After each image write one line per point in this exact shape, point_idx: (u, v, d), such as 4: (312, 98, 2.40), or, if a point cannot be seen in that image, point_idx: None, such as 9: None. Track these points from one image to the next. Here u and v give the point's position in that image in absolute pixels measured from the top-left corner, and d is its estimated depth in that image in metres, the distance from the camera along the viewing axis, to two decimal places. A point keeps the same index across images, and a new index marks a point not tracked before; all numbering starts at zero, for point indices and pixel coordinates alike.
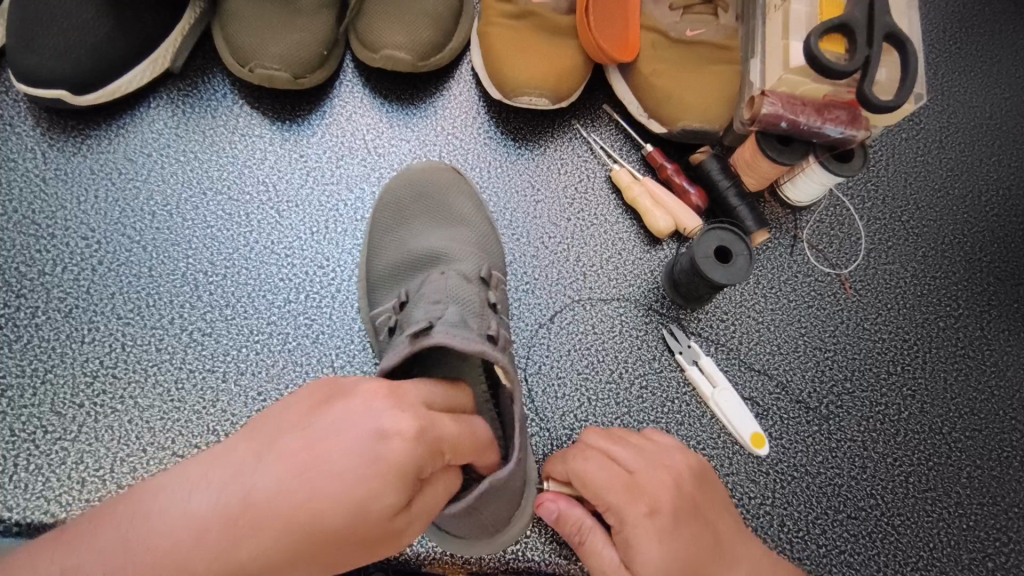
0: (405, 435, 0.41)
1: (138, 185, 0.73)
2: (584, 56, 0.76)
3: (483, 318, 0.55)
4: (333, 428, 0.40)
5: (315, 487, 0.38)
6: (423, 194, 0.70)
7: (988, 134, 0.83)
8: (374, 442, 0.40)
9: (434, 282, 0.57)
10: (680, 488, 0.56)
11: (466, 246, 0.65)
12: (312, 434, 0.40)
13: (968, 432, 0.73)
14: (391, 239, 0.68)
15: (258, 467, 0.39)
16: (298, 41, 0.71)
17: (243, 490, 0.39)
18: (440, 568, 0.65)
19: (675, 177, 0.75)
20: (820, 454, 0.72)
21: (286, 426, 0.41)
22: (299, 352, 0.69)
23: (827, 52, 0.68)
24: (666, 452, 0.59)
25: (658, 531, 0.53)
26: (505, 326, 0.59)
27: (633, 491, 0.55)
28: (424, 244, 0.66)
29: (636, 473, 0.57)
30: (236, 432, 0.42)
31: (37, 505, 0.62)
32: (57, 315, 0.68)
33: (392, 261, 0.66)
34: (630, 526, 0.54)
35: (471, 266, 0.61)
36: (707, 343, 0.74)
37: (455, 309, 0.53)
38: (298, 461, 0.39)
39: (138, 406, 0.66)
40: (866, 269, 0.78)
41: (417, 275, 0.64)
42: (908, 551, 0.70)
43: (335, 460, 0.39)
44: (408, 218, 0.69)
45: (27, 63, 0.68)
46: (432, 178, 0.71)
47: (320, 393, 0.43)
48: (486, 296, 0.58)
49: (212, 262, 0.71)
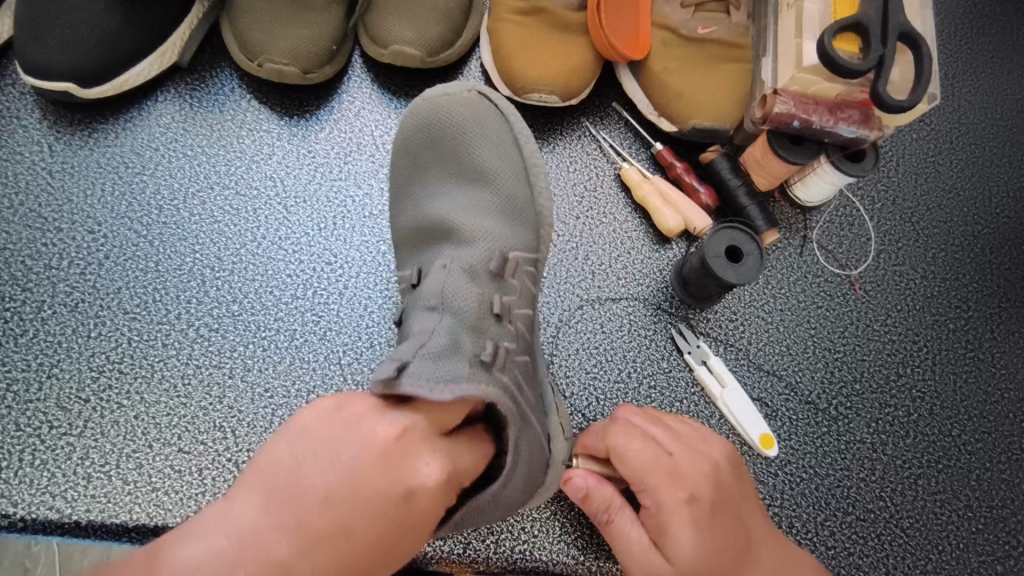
0: (431, 484, 0.44)
1: (145, 179, 0.72)
2: (595, 53, 0.75)
3: (478, 335, 0.52)
4: (355, 483, 0.42)
5: (351, 549, 0.41)
6: (440, 137, 0.63)
7: (998, 135, 0.82)
8: (403, 499, 0.43)
9: (433, 274, 0.53)
10: (717, 476, 0.56)
11: (483, 217, 0.60)
12: (335, 492, 0.41)
13: (978, 435, 0.73)
14: (410, 193, 0.65)
15: (289, 529, 0.40)
16: (307, 36, 0.71)
17: (277, 550, 0.39)
18: (447, 566, 0.64)
19: (684, 175, 0.75)
20: (829, 455, 0.71)
21: (303, 484, 0.41)
22: (306, 348, 0.69)
23: (841, 50, 0.67)
24: (707, 442, 0.59)
25: (695, 519, 0.53)
26: (510, 337, 0.55)
27: (674, 476, 0.55)
28: (437, 210, 0.61)
29: (676, 458, 0.56)
30: (249, 485, 0.41)
31: (42, 500, 0.62)
32: (63, 310, 0.68)
33: (408, 223, 0.64)
34: (668, 510, 0.54)
35: (478, 257, 0.57)
36: (716, 343, 0.74)
37: (444, 330, 0.49)
38: (329, 523, 0.40)
39: (143, 402, 0.66)
40: (876, 270, 0.77)
41: (429, 247, 0.61)
42: (916, 553, 0.69)
43: (365, 520, 0.41)
44: (426, 164, 0.64)
45: (35, 56, 0.68)
46: (451, 113, 0.63)
47: (327, 432, 0.44)
48: (488, 303, 0.54)
49: (219, 257, 0.71)
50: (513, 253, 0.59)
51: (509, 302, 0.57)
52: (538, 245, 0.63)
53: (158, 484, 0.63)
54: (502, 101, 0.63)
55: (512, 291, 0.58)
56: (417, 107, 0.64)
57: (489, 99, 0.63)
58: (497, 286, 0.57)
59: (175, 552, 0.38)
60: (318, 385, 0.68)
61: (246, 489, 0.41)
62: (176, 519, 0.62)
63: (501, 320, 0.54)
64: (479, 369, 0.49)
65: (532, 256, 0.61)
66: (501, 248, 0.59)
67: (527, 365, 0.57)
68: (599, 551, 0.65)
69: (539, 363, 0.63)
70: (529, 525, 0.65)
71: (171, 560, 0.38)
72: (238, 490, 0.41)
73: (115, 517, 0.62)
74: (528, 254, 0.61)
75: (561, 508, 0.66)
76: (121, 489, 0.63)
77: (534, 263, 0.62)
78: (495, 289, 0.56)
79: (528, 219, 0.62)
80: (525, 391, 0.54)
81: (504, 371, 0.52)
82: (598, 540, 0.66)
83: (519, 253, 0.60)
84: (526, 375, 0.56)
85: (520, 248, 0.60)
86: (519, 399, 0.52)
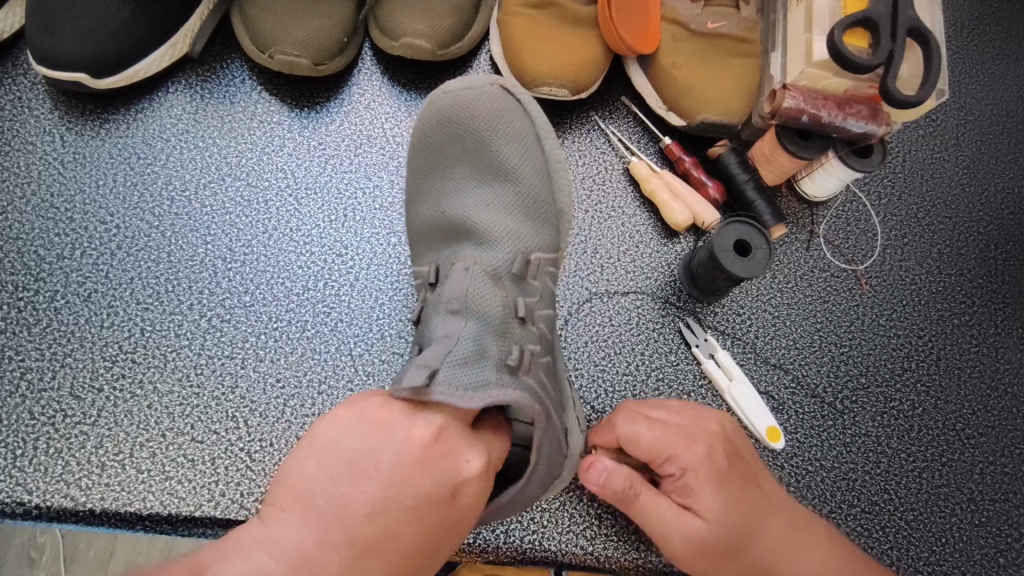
0: (473, 479, 0.46)
1: (156, 170, 0.72)
2: (605, 47, 0.75)
3: (504, 339, 0.52)
4: (397, 493, 0.43)
5: (396, 558, 0.42)
6: (465, 136, 0.63)
7: (1004, 132, 0.83)
8: (446, 499, 0.44)
9: (457, 276, 0.54)
10: (726, 435, 0.60)
11: (507, 217, 0.60)
12: (378, 504, 0.42)
13: (982, 429, 0.74)
14: (430, 188, 0.65)
15: (334, 547, 0.41)
16: (318, 28, 0.71)
17: (324, 566, 0.41)
18: (458, 556, 0.65)
19: (693, 170, 0.75)
20: (835, 448, 0.72)
21: (342, 500, 0.42)
22: (317, 340, 0.69)
23: (851, 46, 0.68)
24: (707, 411, 0.62)
25: (717, 475, 0.56)
26: (534, 339, 0.56)
27: (689, 438, 0.57)
28: (458, 206, 0.61)
29: (686, 427, 0.59)
30: (287, 503, 0.42)
31: (56, 488, 0.62)
32: (76, 299, 0.68)
33: (428, 218, 0.64)
34: (693, 470, 0.56)
35: (502, 259, 0.57)
36: (723, 336, 0.75)
37: (469, 335, 0.49)
38: (373, 537, 0.42)
39: (156, 392, 0.66)
40: (882, 265, 0.78)
41: (451, 246, 0.61)
42: (920, 546, 0.70)
43: (409, 528, 0.43)
44: (448, 160, 0.64)
45: (46, 45, 0.67)
46: (476, 111, 0.63)
47: (360, 441, 0.44)
48: (512, 307, 0.55)
49: (230, 249, 0.71)
50: (536, 255, 0.60)
51: (531, 304, 0.57)
52: (560, 246, 0.63)
53: (171, 473, 0.64)
54: (526, 97, 0.63)
55: (534, 292, 0.58)
56: (441, 102, 0.64)
57: (514, 95, 0.64)
58: (519, 288, 0.57)
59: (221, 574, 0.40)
60: (329, 376, 0.68)
61: (284, 508, 0.42)
62: (189, 508, 0.63)
63: (525, 323, 0.55)
64: (506, 375, 0.49)
65: (554, 257, 0.62)
66: (524, 250, 0.59)
67: (550, 365, 0.58)
68: (606, 541, 0.66)
69: (560, 361, 0.63)
70: (539, 516, 0.66)
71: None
72: (275, 509, 0.42)
73: (129, 506, 0.62)
74: (550, 255, 0.62)
75: (570, 499, 0.67)
76: (135, 477, 0.63)
77: (554, 262, 0.62)
78: (518, 292, 0.57)
79: (554, 219, 0.63)
80: (550, 391, 0.55)
81: (530, 373, 0.52)
82: (606, 531, 0.66)
83: (542, 254, 0.60)
84: (549, 376, 0.57)
85: (542, 250, 0.61)
86: (547, 401, 0.52)
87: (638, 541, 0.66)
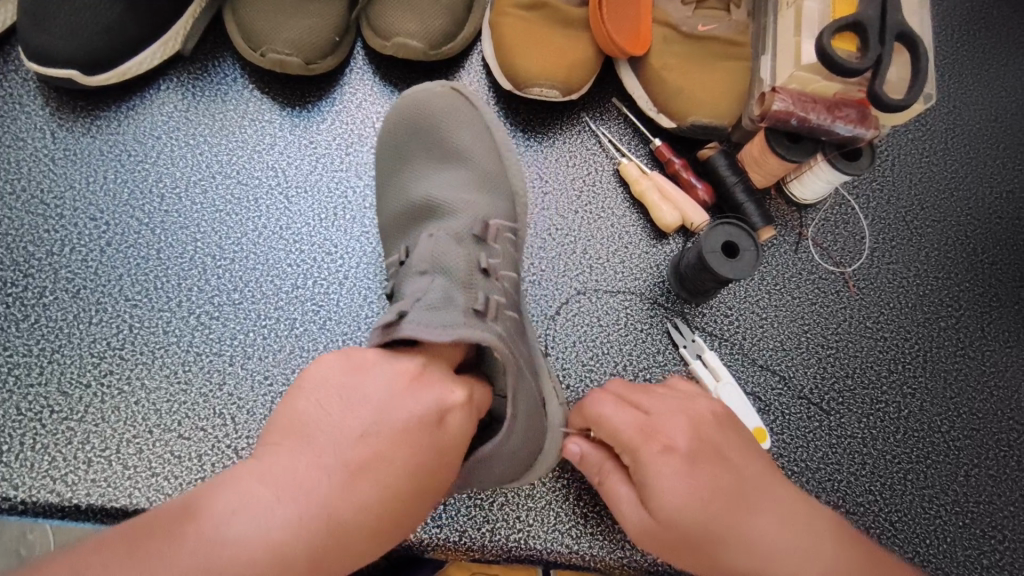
0: (460, 407, 0.48)
1: (147, 167, 0.73)
2: (595, 49, 0.75)
3: (469, 290, 0.52)
4: (384, 419, 0.44)
5: (388, 484, 0.42)
6: (424, 122, 0.64)
7: (993, 136, 0.83)
8: (431, 428, 0.45)
9: (423, 242, 0.55)
10: (697, 429, 0.56)
11: (472, 193, 0.61)
12: (369, 431, 0.43)
13: (966, 431, 0.74)
14: (400, 180, 0.65)
15: (329, 467, 0.41)
16: (309, 27, 0.71)
17: (317, 486, 0.40)
18: (443, 554, 0.66)
19: (683, 172, 0.75)
20: (820, 449, 0.72)
21: (335, 428, 0.43)
22: (306, 338, 0.69)
23: (839, 50, 0.68)
24: (691, 403, 0.59)
25: (673, 471, 0.53)
26: (500, 293, 0.55)
27: (647, 431, 0.56)
28: (427, 190, 0.62)
29: (653, 417, 0.57)
30: (280, 437, 0.42)
31: (42, 483, 0.62)
32: (64, 296, 0.68)
33: (399, 208, 0.64)
34: (646, 464, 0.54)
35: (464, 224, 0.58)
36: (711, 338, 0.75)
37: (437, 287, 0.51)
38: (364, 459, 0.42)
39: (144, 388, 0.66)
40: (869, 268, 0.78)
41: (418, 228, 0.61)
42: (905, 546, 0.70)
43: (400, 451, 0.43)
44: (419, 148, 0.65)
45: (38, 42, 0.68)
46: (443, 97, 0.65)
47: (346, 377, 0.45)
48: (475, 260, 0.55)
49: (219, 246, 0.71)
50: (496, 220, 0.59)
51: (495, 261, 0.56)
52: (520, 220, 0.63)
53: (158, 469, 0.64)
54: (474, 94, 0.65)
55: (498, 254, 0.57)
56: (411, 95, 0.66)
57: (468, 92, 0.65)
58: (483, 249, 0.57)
59: (219, 492, 0.39)
60: None
61: (278, 440, 0.42)
62: None
63: (489, 276, 0.55)
64: (472, 319, 0.50)
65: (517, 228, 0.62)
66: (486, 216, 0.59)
67: (518, 322, 0.57)
68: (592, 540, 0.66)
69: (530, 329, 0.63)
70: (525, 515, 0.66)
71: (214, 502, 0.39)
72: (269, 444, 0.42)
73: (115, 502, 0.63)
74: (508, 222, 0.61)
75: (556, 497, 0.67)
76: (121, 473, 0.63)
77: (516, 231, 0.62)
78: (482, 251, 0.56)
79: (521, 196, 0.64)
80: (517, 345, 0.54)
81: (497, 321, 0.53)
82: (592, 530, 0.66)
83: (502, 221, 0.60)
84: (517, 332, 0.57)
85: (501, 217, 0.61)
86: (516, 353, 0.53)
87: (624, 540, 0.67)
